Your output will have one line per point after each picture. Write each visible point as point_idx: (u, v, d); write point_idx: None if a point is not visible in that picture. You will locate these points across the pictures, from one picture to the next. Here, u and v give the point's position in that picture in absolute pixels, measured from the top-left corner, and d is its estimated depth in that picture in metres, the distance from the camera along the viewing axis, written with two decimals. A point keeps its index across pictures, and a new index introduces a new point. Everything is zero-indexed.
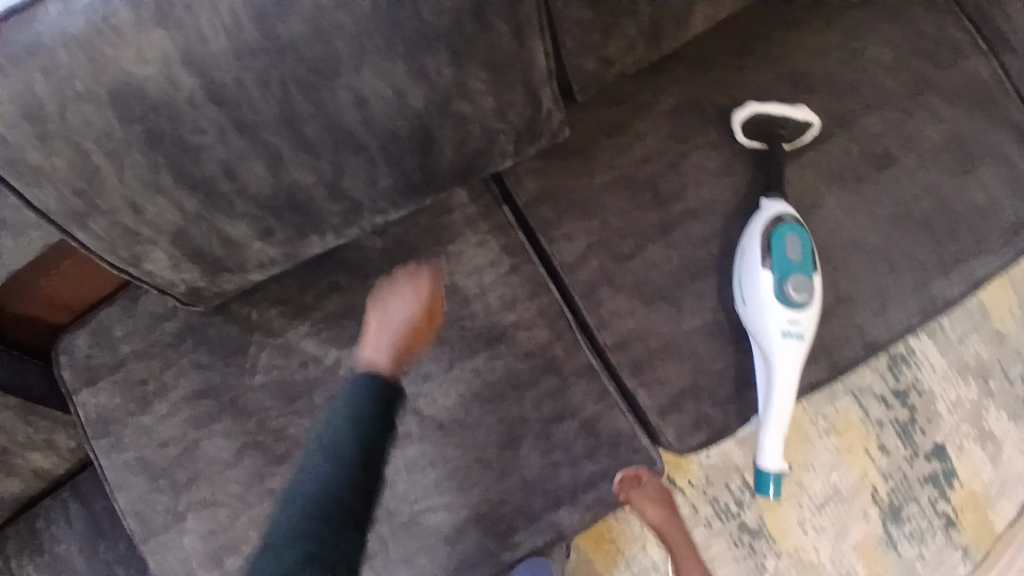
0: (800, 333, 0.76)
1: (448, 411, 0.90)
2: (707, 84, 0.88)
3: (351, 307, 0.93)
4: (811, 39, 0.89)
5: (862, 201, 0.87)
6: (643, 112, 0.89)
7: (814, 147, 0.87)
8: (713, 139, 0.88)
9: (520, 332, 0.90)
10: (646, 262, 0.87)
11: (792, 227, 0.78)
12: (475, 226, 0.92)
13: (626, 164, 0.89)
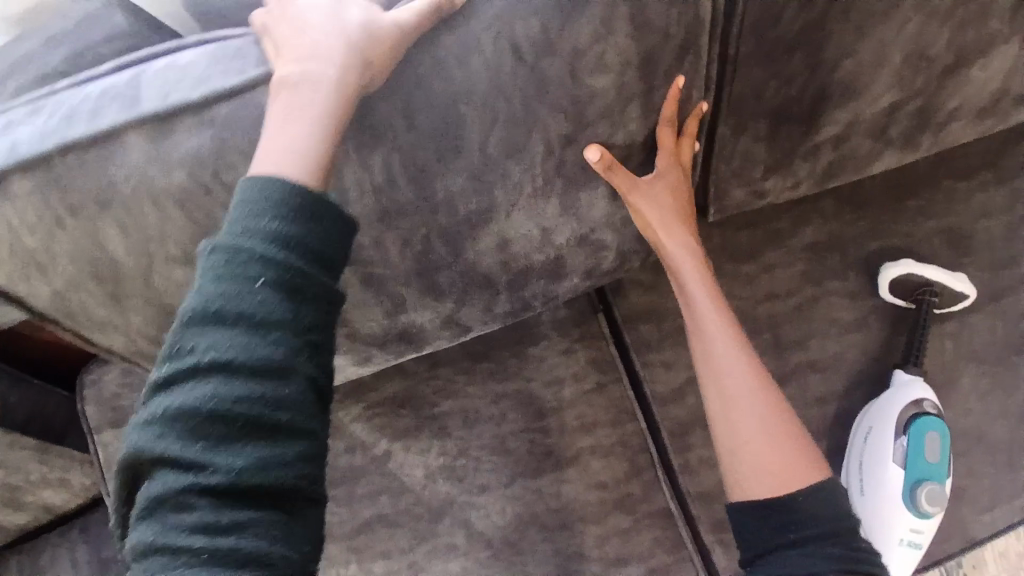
0: (920, 542, 0.69)
1: (500, 530, 0.81)
2: (848, 227, 0.81)
3: (412, 395, 0.84)
4: (972, 198, 0.82)
5: (1001, 387, 0.77)
6: (775, 242, 0.81)
7: (956, 318, 0.78)
8: (851, 288, 0.79)
9: (594, 459, 0.81)
10: None
11: (934, 422, 0.71)
12: (564, 331, 0.84)
13: (747, 296, 0.79)
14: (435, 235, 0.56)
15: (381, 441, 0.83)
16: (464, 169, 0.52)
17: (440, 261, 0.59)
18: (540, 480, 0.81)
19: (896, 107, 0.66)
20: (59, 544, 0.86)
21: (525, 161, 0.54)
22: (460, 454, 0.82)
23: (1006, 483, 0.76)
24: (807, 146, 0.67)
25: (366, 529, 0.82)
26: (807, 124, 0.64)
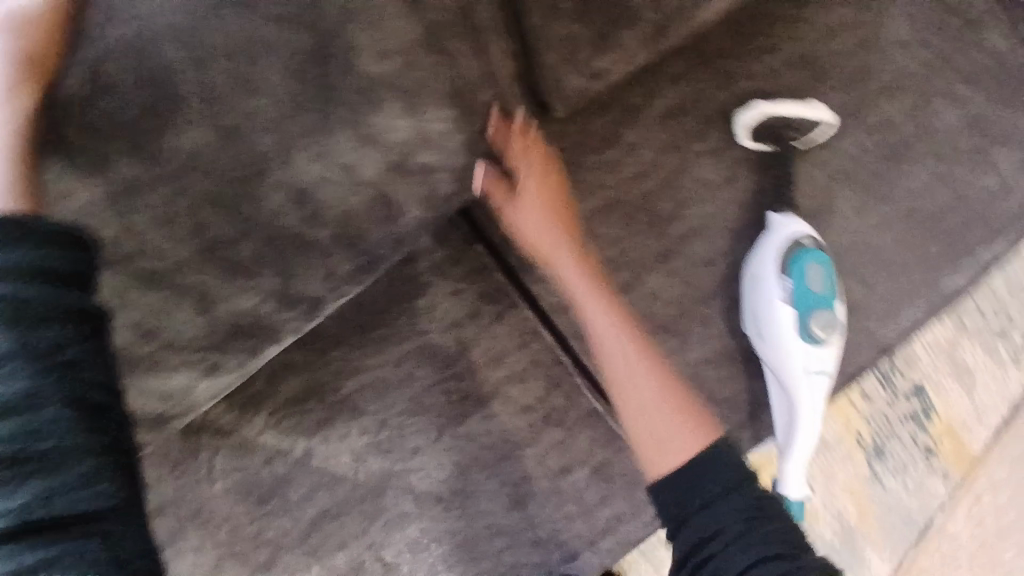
0: (825, 368, 0.71)
1: (444, 483, 0.80)
2: (699, 82, 0.77)
3: (315, 386, 0.79)
4: (819, 18, 0.79)
5: (875, 200, 0.79)
6: (633, 119, 0.77)
7: (825, 145, 0.78)
8: (713, 145, 0.77)
9: (513, 387, 0.80)
10: (646, 294, 0.80)
11: (813, 253, 0.71)
12: (446, 273, 0.79)
13: (616, 183, 0.77)
14: (224, 217, 0.49)
15: (298, 442, 0.79)
16: (222, 142, 0.46)
17: (249, 244, 0.52)
18: (467, 424, 0.80)
19: None
20: None
21: (280, 99, 0.47)
22: (382, 426, 0.79)
23: (889, 287, 0.81)
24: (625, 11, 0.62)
25: (311, 532, 0.79)
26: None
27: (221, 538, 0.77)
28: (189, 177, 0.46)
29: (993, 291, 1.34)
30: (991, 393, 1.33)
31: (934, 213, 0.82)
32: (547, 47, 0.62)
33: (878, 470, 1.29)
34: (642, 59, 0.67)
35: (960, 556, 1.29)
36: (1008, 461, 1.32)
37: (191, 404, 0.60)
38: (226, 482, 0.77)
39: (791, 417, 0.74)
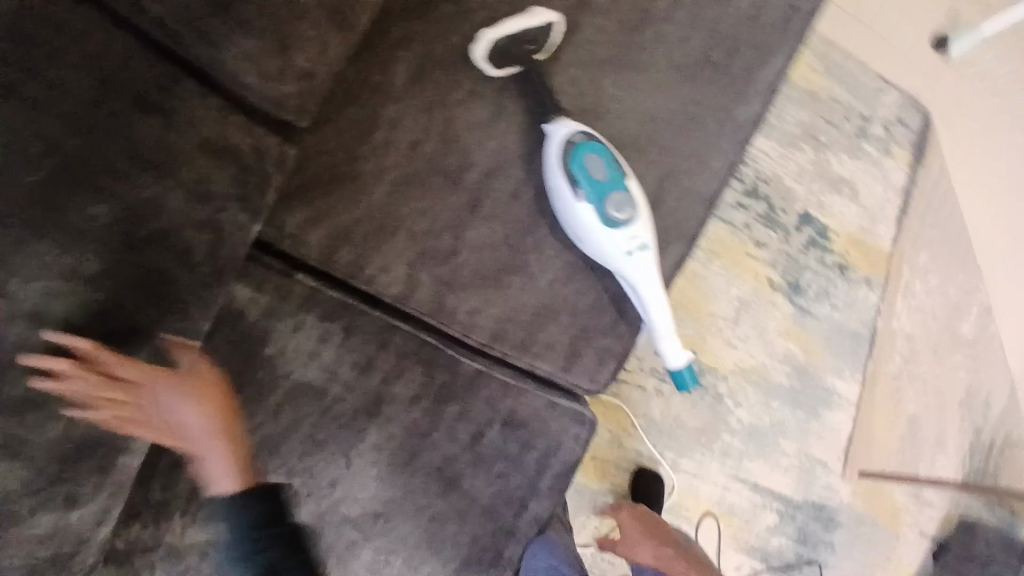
0: (643, 244, 0.73)
1: (374, 498, 0.81)
2: (428, 35, 0.78)
3: None
4: None
5: (635, 72, 0.82)
6: (383, 94, 0.77)
7: (566, 45, 0.81)
8: (469, 89, 0.79)
9: (393, 385, 0.81)
10: (475, 246, 0.81)
11: (587, 145, 0.72)
12: (281, 312, 0.78)
13: (399, 160, 0.79)
14: None
15: (222, 523, 0.78)
16: None
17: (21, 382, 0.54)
18: (369, 436, 0.81)
19: None
20: None
21: None
22: (291, 478, 0.79)
23: (685, 145, 0.84)
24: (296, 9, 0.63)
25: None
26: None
27: None
28: None
29: (843, 94, 1.34)
30: (876, 188, 1.37)
31: (699, 56, 0.84)
32: (237, 68, 0.62)
33: (799, 301, 1.35)
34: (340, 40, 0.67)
35: (899, 340, 1.40)
36: (909, 242, 1.38)
37: (77, 534, 0.62)
38: None
39: (638, 295, 0.76)
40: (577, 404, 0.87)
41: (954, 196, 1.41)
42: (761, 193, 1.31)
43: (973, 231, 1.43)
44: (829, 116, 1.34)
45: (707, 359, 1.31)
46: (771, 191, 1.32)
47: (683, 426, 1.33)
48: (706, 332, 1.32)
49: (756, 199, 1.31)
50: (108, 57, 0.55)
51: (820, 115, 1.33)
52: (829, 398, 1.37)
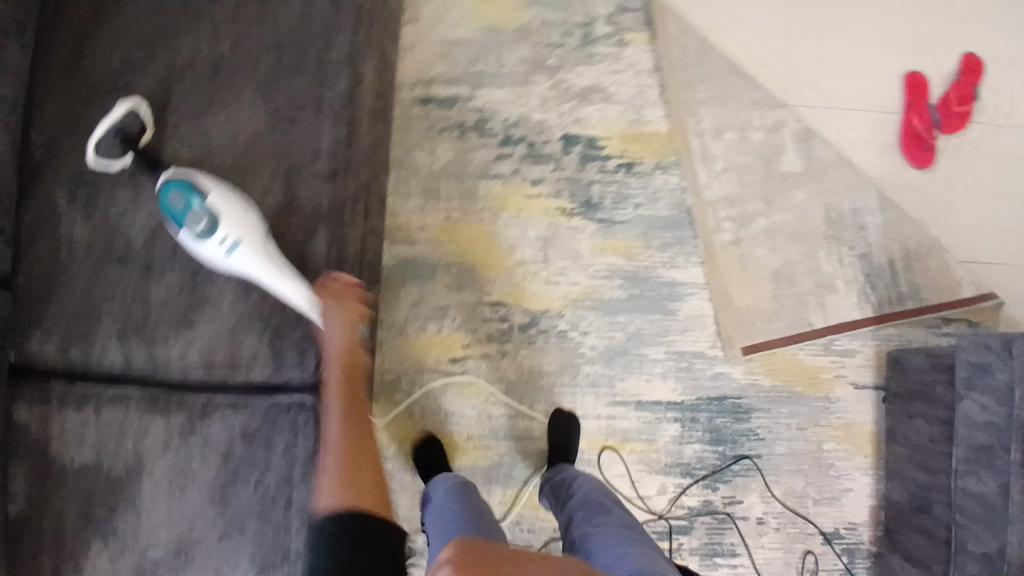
0: (234, 241, 0.85)
1: (162, 539, 0.92)
2: (63, 163, 0.97)
3: (27, 561, 0.91)
4: (98, 58, 1.01)
5: (228, 112, 0.98)
6: (45, 220, 0.96)
7: (168, 122, 0.98)
8: (108, 186, 0.97)
9: (138, 440, 0.93)
10: (158, 299, 0.95)
11: (161, 185, 0.87)
12: (28, 416, 0.92)
13: (75, 262, 0.96)
14: None
15: None
16: None
17: None
18: (147, 486, 0.92)
19: None
20: None
21: None
22: (90, 545, 0.91)
23: (298, 141, 0.96)
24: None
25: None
26: None
27: None
28: None
29: (554, 17, 1.40)
30: (626, 81, 1.39)
31: (277, 72, 0.99)
32: None
33: (600, 215, 1.37)
34: None
35: (719, 206, 1.39)
36: (682, 112, 1.39)
37: None
38: None
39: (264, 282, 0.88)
40: (297, 394, 0.94)
41: (711, 48, 1.41)
42: (517, 137, 1.36)
43: (753, 68, 1.41)
44: (551, 41, 1.39)
45: (534, 304, 1.34)
46: (525, 129, 1.37)
47: (542, 374, 1.34)
48: (525, 280, 1.35)
49: (515, 143, 1.36)
50: None
51: (542, 43, 1.39)
52: (672, 291, 1.38)
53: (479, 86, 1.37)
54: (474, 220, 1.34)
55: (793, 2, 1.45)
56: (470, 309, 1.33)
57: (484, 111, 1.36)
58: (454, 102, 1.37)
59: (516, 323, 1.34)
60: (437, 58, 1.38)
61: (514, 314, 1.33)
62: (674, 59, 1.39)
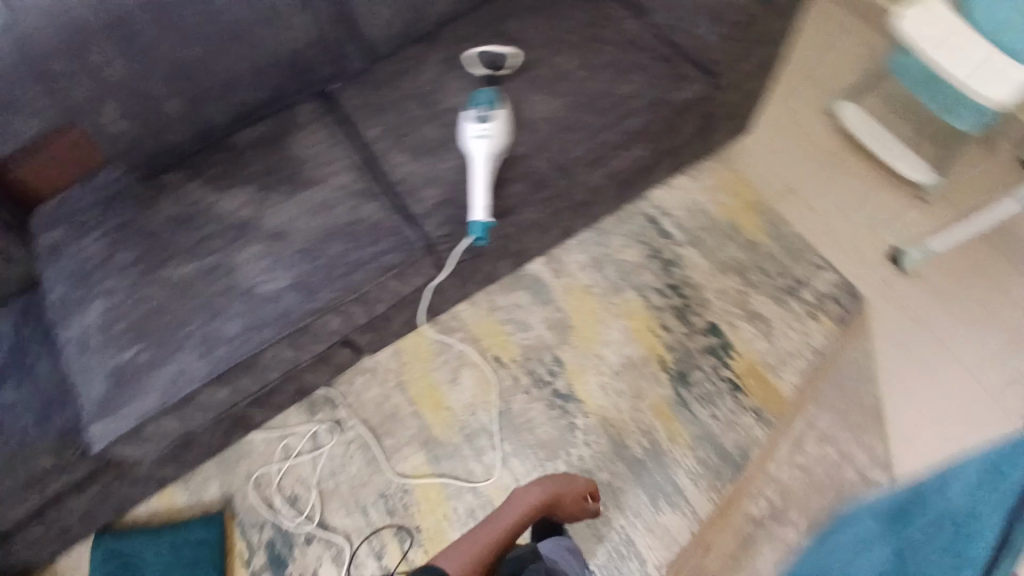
0: (486, 135, 1.21)
1: (260, 248, 1.20)
2: (451, 41, 1.40)
3: (203, 179, 1.25)
4: (523, 11, 1.41)
5: (553, 94, 1.31)
6: (422, 60, 1.39)
7: (524, 75, 1.35)
8: (457, 73, 1.37)
9: (311, 188, 1.26)
10: (422, 136, 1.31)
11: (487, 91, 1.27)
12: (312, 118, 1.33)
13: (410, 89, 1.36)
14: (182, 79, 1.18)
15: (205, 194, 1.24)
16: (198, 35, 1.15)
17: (185, 87, 1.19)
18: (288, 207, 1.23)
19: None
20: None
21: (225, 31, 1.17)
22: (247, 201, 1.23)
23: (560, 144, 1.28)
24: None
25: (152, 265, 1.17)
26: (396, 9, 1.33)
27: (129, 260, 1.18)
28: (183, 69, 1.17)
29: (787, 251, 1.53)
30: (791, 338, 1.47)
31: (601, 94, 1.30)
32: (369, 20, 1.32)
33: (682, 393, 1.44)
34: (420, 48, 1.41)
35: (772, 487, 1.37)
36: (811, 398, 1.43)
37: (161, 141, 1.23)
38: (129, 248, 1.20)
39: (462, 129, 1.24)
40: (412, 235, 1.24)
41: (883, 382, 1.45)
42: (682, 291, 1.52)
43: (893, 431, 1.40)
44: (762, 265, 1.52)
45: (578, 388, 1.47)
46: (691, 294, 1.52)
47: (524, 429, 1.46)
48: (588, 367, 1.49)
49: (673, 300, 1.52)
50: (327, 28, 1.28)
51: (757, 263, 1.53)
52: (674, 496, 1.36)
53: (691, 242, 1.56)
54: (602, 302, 1.54)
55: (999, 420, 1.40)
56: (539, 331, 1.54)
57: (679, 256, 1.55)
58: (665, 238, 1.57)
59: (554, 385, 1.49)
60: (684, 204, 1.60)
61: (559, 377, 1.48)
62: (837, 363, 1.46)
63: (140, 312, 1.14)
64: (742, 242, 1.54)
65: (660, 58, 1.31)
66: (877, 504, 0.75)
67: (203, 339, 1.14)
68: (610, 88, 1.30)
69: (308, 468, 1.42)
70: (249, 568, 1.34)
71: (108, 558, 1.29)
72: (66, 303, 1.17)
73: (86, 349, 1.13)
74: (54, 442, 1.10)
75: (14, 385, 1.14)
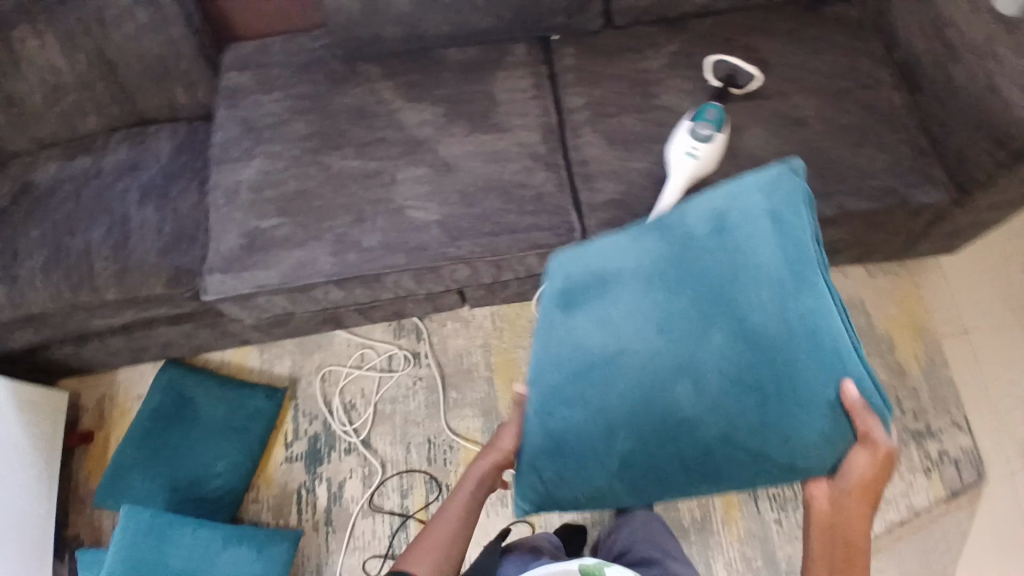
0: (696, 156, 1.09)
1: (424, 173, 1.17)
2: (693, 37, 1.27)
3: (399, 85, 1.25)
4: (784, 33, 1.26)
5: (777, 136, 1.17)
6: (653, 45, 1.28)
7: (755, 101, 1.21)
8: (685, 72, 1.25)
9: (495, 134, 1.20)
10: (622, 123, 1.21)
11: (715, 106, 1.14)
12: (522, 64, 1.27)
13: (630, 70, 1.26)
14: None
15: (397, 99, 1.24)
16: None
17: None
18: (466, 143, 1.19)
19: None
20: (161, 128, 1.24)
21: None
22: (430, 124, 1.21)
23: None
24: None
25: (323, 147, 1.21)
26: None
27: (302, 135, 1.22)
28: None
29: (933, 395, 1.37)
30: (896, 483, 1.32)
31: (829, 157, 1.15)
32: None
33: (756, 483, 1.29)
34: (656, 31, 1.29)
35: None
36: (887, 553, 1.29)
37: (373, 27, 1.18)
38: (309, 129, 1.22)
39: (674, 137, 1.13)
40: (572, 220, 1.14)
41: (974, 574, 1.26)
42: None
43: None
44: (900, 398, 1.38)
45: None
46: None
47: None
48: None
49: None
50: None
51: (897, 392, 1.38)
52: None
53: None
54: None
55: None
56: None
57: None
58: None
59: None
60: (846, 296, 1.45)
61: None
62: (934, 532, 1.30)
63: (296, 185, 1.17)
64: (893, 364, 1.39)
65: (913, 145, 1.15)
66: (577, 324, 0.84)
67: (339, 238, 1.12)
68: (841, 154, 1.15)
69: (373, 384, 1.40)
70: (287, 451, 1.35)
71: (171, 389, 1.32)
72: (234, 149, 1.21)
73: (235, 199, 1.16)
74: (168, 278, 1.10)
75: (154, 208, 1.14)
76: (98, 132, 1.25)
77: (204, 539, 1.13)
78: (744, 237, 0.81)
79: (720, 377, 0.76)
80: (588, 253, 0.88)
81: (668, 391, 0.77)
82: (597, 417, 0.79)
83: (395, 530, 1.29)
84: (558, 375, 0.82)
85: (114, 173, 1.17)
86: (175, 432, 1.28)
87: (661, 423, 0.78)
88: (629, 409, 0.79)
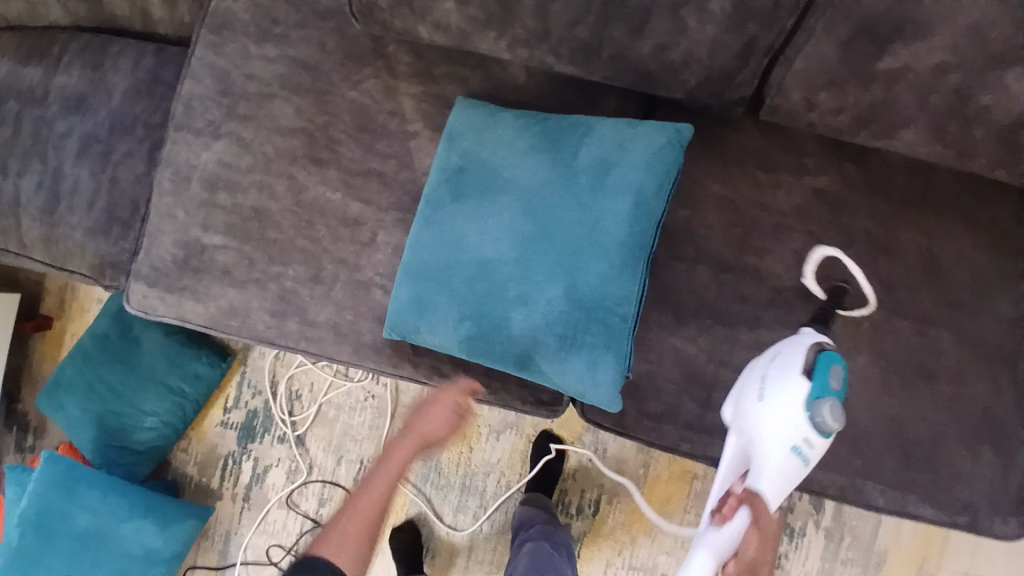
0: (805, 456, 0.73)
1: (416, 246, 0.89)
2: (854, 184, 0.85)
3: (427, 102, 0.90)
4: (979, 231, 0.84)
5: (877, 380, 0.85)
6: (795, 169, 0.86)
7: (881, 318, 0.85)
8: (815, 234, 0.86)
9: None
10: (690, 274, 0.87)
11: (833, 357, 0.74)
12: None
13: (743, 197, 0.87)
14: None
15: (418, 122, 0.90)
16: None
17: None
18: None
19: (954, 93, 0.69)
20: (130, 43, 0.98)
21: None
22: None
23: (817, 446, 0.85)
24: (866, 71, 0.71)
25: (303, 155, 0.91)
26: (840, 103, 0.75)
27: (285, 129, 0.92)
28: None
29: None
30: None
31: (920, 442, 0.84)
32: (792, 82, 0.76)
33: None
34: (811, 150, 0.86)
35: None
36: None
37: (405, 24, 0.81)
38: (296, 120, 0.92)
39: (775, 416, 0.74)
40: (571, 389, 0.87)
41: None
42: None
43: None
44: None
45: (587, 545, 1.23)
46: None
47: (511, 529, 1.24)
48: (614, 537, 1.23)
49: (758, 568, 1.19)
50: (728, 51, 0.73)
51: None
52: None
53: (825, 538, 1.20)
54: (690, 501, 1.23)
55: None
56: (609, 464, 1.24)
57: (796, 532, 1.21)
58: (808, 503, 1.20)
59: (570, 521, 1.24)
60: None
61: (580, 520, 1.23)
62: None
63: (256, 199, 0.91)
64: None
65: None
66: (475, 195, 0.82)
67: (284, 295, 0.90)
68: (938, 442, 0.84)
69: (322, 383, 1.27)
70: (223, 415, 1.29)
71: (119, 319, 1.22)
72: (199, 115, 0.93)
73: (182, 190, 0.92)
74: (92, 265, 0.94)
75: (91, 169, 0.94)
76: (61, 23, 1.00)
77: (110, 506, 1.12)
78: (620, 182, 0.78)
79: (564, 306, 0.77)
80: (479, 145, 0.83)
81: (507, 297, 0.78)
82: (455, 300, 0.80)
83: (304, 532, 1.26)
84: (432, 247, 0.82)
85: (65, 103, 0.95)
86: (113, 370, 1.20)
87: (492, 323, 0.79)
88: (465, 300, 0.79)
